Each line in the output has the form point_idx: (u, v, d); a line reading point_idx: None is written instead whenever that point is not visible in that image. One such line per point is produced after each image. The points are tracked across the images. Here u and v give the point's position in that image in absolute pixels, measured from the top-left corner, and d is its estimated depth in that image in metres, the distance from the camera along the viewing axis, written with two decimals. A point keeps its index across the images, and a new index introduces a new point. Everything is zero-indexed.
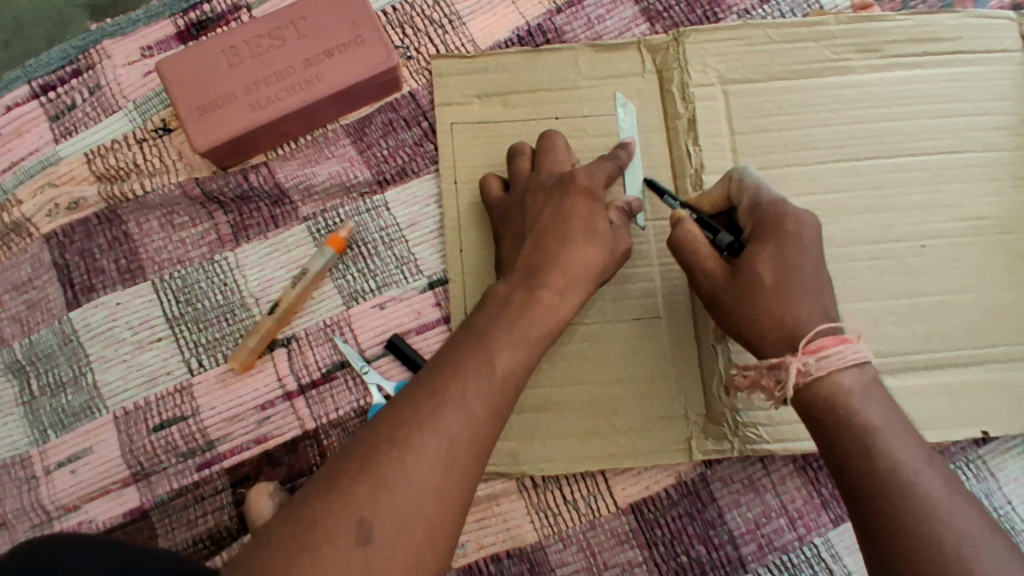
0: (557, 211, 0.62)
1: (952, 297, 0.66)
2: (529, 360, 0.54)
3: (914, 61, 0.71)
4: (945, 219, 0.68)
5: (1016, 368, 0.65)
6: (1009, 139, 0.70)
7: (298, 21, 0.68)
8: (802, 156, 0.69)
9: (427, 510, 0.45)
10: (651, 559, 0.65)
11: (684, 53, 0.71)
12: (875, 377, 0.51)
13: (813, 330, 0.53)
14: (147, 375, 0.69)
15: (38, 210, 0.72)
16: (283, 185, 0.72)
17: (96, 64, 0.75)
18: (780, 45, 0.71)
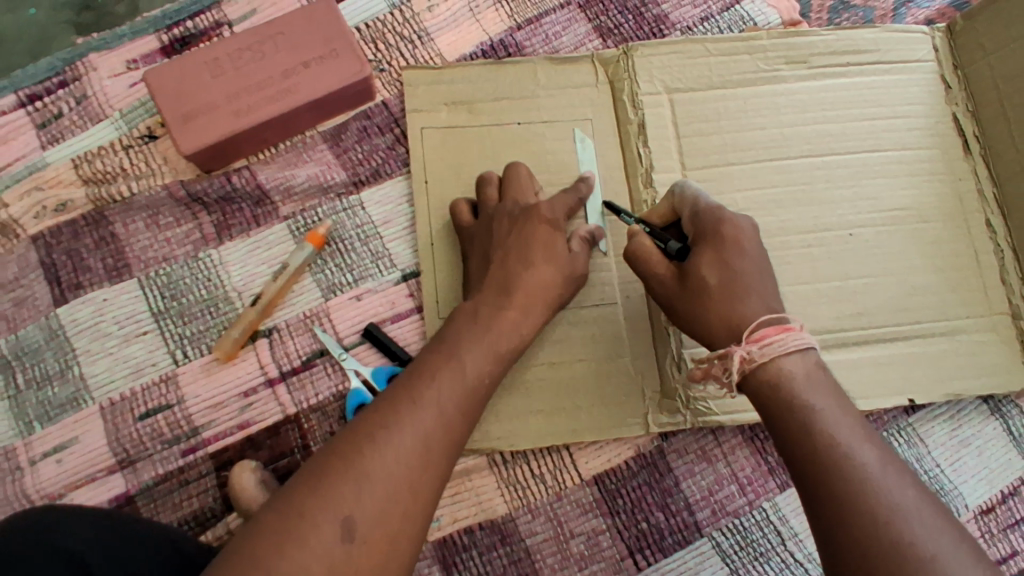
0: (520, 236, 0.68)
1: (876, 279, 0.74)
2: (493, 374, 0.60)
3: (837, 72, 0.79)
4: (868, 210, 0.76)
5: (934, 341, 0.73)
6: (922, 139, 0.79)
7: (276, 36, 0.73)
8: (741, 155, 0.77)
9: (406, 503, 0.48)
10: (613, 526, 0.70)
11: (633, 65, 0.79)
12: (817, 363, 0.54)
13: (756, 321, 0.56)
14: (132, 367, 0.72)
15: (26, 212, 0.76)
16: (265, 186, 0.77)
17: (82, 76, 0.79)
18: (718, 57, 0.79)
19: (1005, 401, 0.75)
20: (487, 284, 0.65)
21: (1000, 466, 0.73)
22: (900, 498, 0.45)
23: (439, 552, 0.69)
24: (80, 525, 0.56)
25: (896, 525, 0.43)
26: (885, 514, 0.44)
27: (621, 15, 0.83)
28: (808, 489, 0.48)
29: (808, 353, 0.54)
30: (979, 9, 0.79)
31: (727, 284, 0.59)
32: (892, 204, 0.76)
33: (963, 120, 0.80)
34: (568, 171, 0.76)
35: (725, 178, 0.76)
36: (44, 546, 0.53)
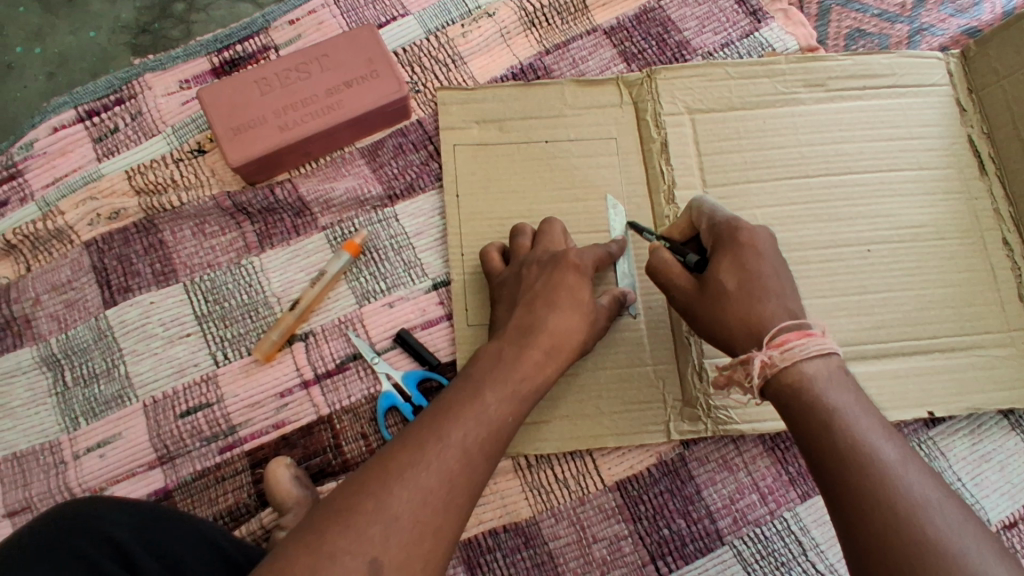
0: (549, 281, 0.68)
1: (894, 294, 0.76)
2: (517, 415, 0.60)
3: (854, 94, 0.82)
4: (886, 227, 0.78)
5: (953, 355, 0.74)
6: (938, 159, 0.81)
7: (321, 58, 0.78)
8: (761, 173, 0.79)
9: (427, 547, 0.49)
10: (636, 532, 0.72)
11: (656, 87, 0.82)
12: (839, 365, 0.55)
13: (778, 325, 0.58)
14: (175, 367, 0.76)
15: (80, 219, 0.80)
16: (306, 198, 0.81)
17: (138, 94, 0.85)
18: (738, 80, 0.82)
19: None
20: (511, 326, 0.66)
21: (1022, 482, 0.74)
22: (920, 493, 0.46)
23: (464, 553, 0.71)
24: (122, 514, 0.56)
25: (916, 520, 0.45)
26: (905, 510, 0.45)
27: (644, 41, 0.87)
28: (831, 490, 0.49)
29: (832, 356, 0.56)
30: (993, 35, 0.82)
31: (746, 289, 0.61)
32: (910, 221, 0.78)
33: (979, 142, 0.82)
34: (593, 188, 0.80)
35: (745, 196, 0.79)
36: (88, 533, 0.54)
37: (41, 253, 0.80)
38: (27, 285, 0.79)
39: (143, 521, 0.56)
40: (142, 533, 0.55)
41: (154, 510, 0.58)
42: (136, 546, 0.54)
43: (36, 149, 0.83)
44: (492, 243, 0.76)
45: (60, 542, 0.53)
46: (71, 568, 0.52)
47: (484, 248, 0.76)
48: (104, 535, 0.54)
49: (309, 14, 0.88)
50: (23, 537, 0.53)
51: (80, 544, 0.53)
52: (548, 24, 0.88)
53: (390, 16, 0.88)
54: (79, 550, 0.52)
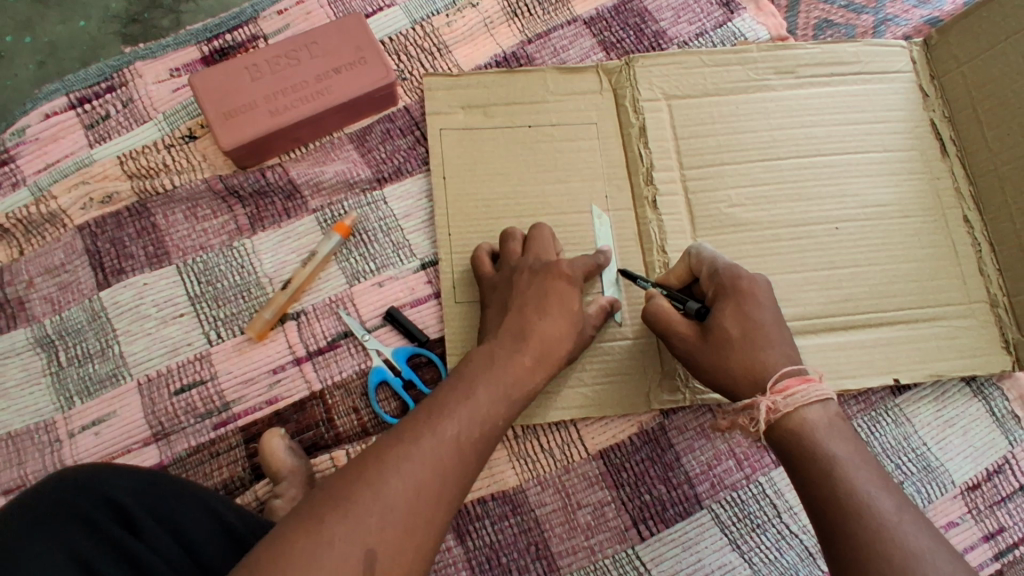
0: (539, 288, 0.69)
1: (860, 268, 0.80)
2: (507, 415, 0.61)
3: (822, 81, 0.86)
4: (852, 206, 0.82)
5: (917, 326, 0.79)
6: (902, 142, 0.85)
7: (310, 45, 0.80)
8: (735, 155, 0.83)
9: (419, 538, 0.49)
10: (619, 498, 0.75)
11: (635, 75, 0.86)
12: (836, 414, 0.57)
13: (779, 372, 0.60)
14: (170, 346, 0.77)
15: (74, 203, 0.82)
16: (296, 181, 0.83)
17: (128, 82, 0.87)
18: (712, 68, 0.86)
19: (988, 383, 0.80)
20: (503, 330, 0.67)
21: (983, 445, 0.78)
22: (912, 541, 0.47)
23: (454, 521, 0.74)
24: (126, 480, 0.58)
25: (909, 569, 0.46)
26: (899, 559, 0.46)
27: (622, 30, 0.91)
28: (825, 530, 0.51)
29: (829, 403, 0.58)
30: (953, 24, 0.86)
31: (749, 339, 0.62)
32: (875, 200, 0.82)
33: (941, 124, 0.86)
34: (574, 171, 0.83)
35: (720, 177, 0.82)
36: (91, 497, 0.56)
37: (34, 237, 0.82)
38: (20, 269, 0.80)
39: (141, 486, 0.59)
40: (141, 497, 0.58)
41: (153, 476, 0.60)
42: (137, 508, 0.57)
43: (28, 135, 0.84)
44: (481, 246, 0.78)
45: (62, 503, 0.55)
46: (74, 531, 0.54)
47: (474, 252, 0.78)
48: (106, 497, 0.56)
49: (297, 4, 0.90)
50: (29, 500, 0.56)
51: (83, 508, 0.55)
52: (531, 15, 0.91)
53: (377, 6, 0.90)
54: (83, 514, 0.55)
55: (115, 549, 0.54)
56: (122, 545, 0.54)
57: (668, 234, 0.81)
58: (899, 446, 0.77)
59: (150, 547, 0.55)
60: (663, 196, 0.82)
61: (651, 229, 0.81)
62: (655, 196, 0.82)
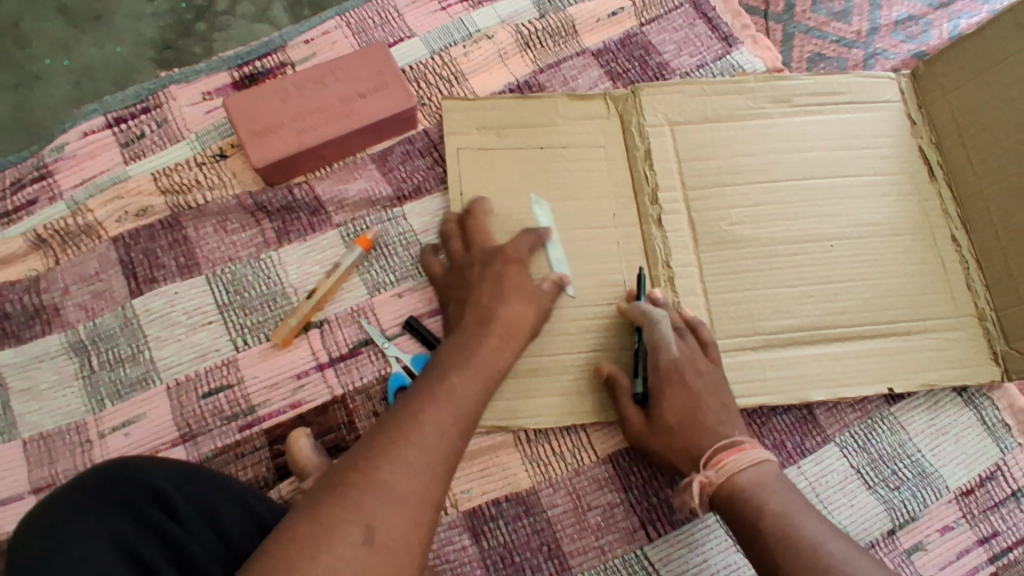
0: (490, 275, 0.76)
1: (856, 284, 0.85)
2: (481, 397, 0.65)
3: (815, 109, 0.92)
4: (847, 224, 0.87)
5: (910, 338, 0.83)
6: (892, 166, 0.91)
7: (337, 71, 0.86)
8: (735, 178, 0.88)
9: (416, 514, 0.52)
10: (627, 500, 0.78)
11: (641, 103, 0.91)
12: (769, 473, 0.67)
13: (711, 447, 0.70)
14: (198, 352, 0.81)
15: (109, 216, 0.86)
16: (321, 198, 0.87)
17: (163, 104, 0.92)
18: (712, 96, 0.92)
19: (979, 393, 0.84)
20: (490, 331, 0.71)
21: (976, 453, 0.82)
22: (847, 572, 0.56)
23: (469, 522, 0.76)
24: (166, 469, 0.62)
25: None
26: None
27: (628, 62, 0.97)
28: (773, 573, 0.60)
29: (764, 464, 0.68)
30: (939, 58, 0.92)
31: (686, 423, 0.73)
32: (868, 220, 0.88)
33: (928, 149, 0.92)
34: (582, 189, 0.88)
35: (721, 198, 0.88)
36: (134, 484, 0.59)
37: (70, 247, 0.86)
38: (56, 277, 0.84)
39: (181, 477, 0.62)
40: (182, 487, 0.61)
41: (190, 469, 0.64)
42: (177, 496, 0.60)
43: (67, 152, 0.90)
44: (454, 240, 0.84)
45: (106, 491, 0.59)
46: (118, 515, 0.57)
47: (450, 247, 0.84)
48: (148, 485, 0.59)
49: (323, 34, 0.97)
50: (76, 486, 0.59)
51: (127, 495, 0.59)
52: (542, 46, 0.97)
53: (398, 37, 0.97)
54: (128, 501, 0.58)
55: (156, 534, 0.57)
56: (165, 530, 0.57)
57: (672, 249, 0.86)
58: (894, 453, 0.81)
59: (187, 531, 0.58)
60: (667, 215, 0.87)
61: (656, 245, 0.86)
62: (660, 214, 0.87)
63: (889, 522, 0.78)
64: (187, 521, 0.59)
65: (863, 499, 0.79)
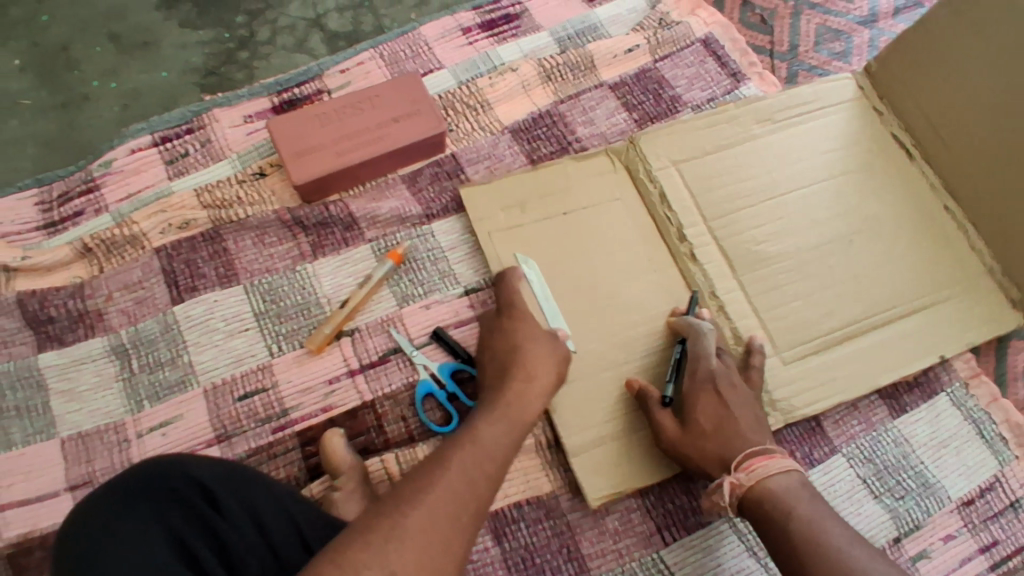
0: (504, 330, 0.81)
1: (872, 294, 0.90)
2: (511, 438, 0.69)
3: (795, 130, 0.98)
4: (864, 248, 0.92)
5: (914, 323, 0.89)
6: (892, 177, 0.97)
7: (373, 98, 0.92)
8: (742, 199, 0.94)
9: (442, 532, 0.55)
10: (643, 505, 0.81)
11: (642, 151, 0.96)
12: (799, 481, 0.70)
13: (745, 451, 0.74)
14: (235, 357, 0.85)
15: (153, 228, 0.91)
16: (355, 215, 0.93)
17: (206, 125, 0.98)
18: (703, 129, 0.97)
19: (976, 408, 0.88)
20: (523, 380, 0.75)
21: (976, 465, 0.86)
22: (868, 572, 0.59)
23: (492, 524, 0.79)
24: (212, 466, 0.61)
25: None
26: None
27: (643, 95, 1.03)
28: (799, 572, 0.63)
29: (793, 472, 0.71)
30: (887, 54, 0.98)
31: (719, 432, 0.76)
32: (860, 224, 0.93)
33: (903, 135, 0.99)
34: (607, 233, 0.92)
35: (724, 211, 0.93)
36: (183, 478, 0.60)
37: (114, 256, 0.90)
38: (100, 284, 0.89)
39: (226, 475, 0.61)
40: (228, 484, 0.61)
41: (232, 465, 0.63)
42: (224, 493, 0.60)
43: (114, 167, 0.95)
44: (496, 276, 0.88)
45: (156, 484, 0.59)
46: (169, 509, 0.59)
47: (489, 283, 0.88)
48: (197, 481, 0.60)
49: (358, 65, 1.03)
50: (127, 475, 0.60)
51: (177, 488, 0.59)
52: (563, 79, 1.04)
53: (428, 69, 1.04)
54: (178, 494, 0.59)
55: (203, 528, 0.59)
56: (210, 521, 0.59)
57: (714, 280, 0.90)
58: (898, 464, 0.85)
59: (231, 528, 0.59)
60: (699, 248, 0.91)
61: (697, 280, 0.90)
62: (691, 249, 0.91)
63: (895, 530, 0.81)
64: (230, 513, 0.60)
65: (869, 508, 0.82)
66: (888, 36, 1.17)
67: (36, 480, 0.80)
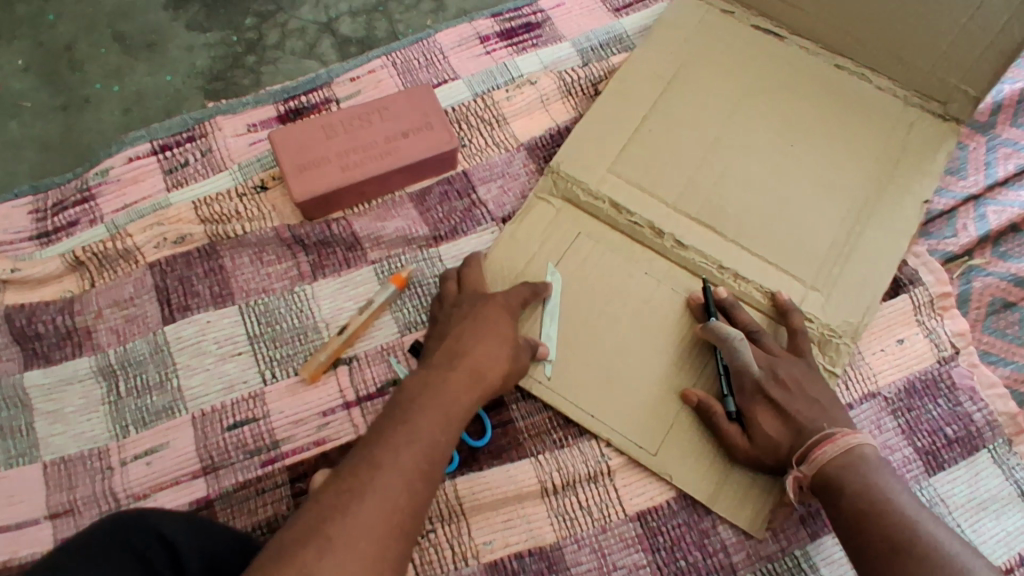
0: (474, 314, 0.73)
1: (847, 225, 0.86)
2: (452, 438, 0.64)
3: (635, 106, 0.91)
4: (836, 199, 0.87)
5: (889, 234, 0.86)
6: (831, 107, 0.91)
7: (383, 110, 0.87)
8: (671, 159, 0.89)
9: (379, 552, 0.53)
10: (654, 562, 0.75)
11: (567, 175, 0.88)
12: (865, 456, 0.68)
13: (806, 442, 0.71)
14: (226, 382, 0.80)
15: (148, 242, 0.87)
16: (358, 234, 0.88)
17: (208, 133, 0.94)
18: (590, 111, 0.91)
19: (1017, 465, 0.82)
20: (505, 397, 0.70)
21: (1018, 531, 0.79)
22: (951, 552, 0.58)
23: (490, 574, 0.74)
24: (177, 521, 0.59)
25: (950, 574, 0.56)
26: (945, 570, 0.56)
27: None
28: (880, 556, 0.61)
29: (858, 448, 0.68)
30: None
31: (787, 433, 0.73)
32: (819, 154, 0.89)
33: (759, 21, 0.96)
34: (582, 270, 0.84)
35: (668, 179, 0.88)
36: (145, 536, 0.57)
37: (106, 270, 0.86)
38: (90, 299, 0.84)
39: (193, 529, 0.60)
40: (195, 541, 0.59)
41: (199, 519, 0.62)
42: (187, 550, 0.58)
43: (111, 176, 0.91)
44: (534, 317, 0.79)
45: (118, 541, 0.56)
46: (126, 569, 0.55)
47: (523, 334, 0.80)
48: (161, 537, 0.57)
49: (369, 73, 0.98)
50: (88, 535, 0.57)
51: (138, 546, 0.56)
52: (584, 94, 0.98)
53: (442, 79, 0.98)
54: (139, 553, 0.56)
55: None
56: None
57: (710, 253, 0.85)
58: None
59: None
60: (679, 233, 0.85)
61: (697, 263, 0.84)
62: (675, 237, 0.85)
63: None
64: None
65: None
66: None
67: (15, 508, 0.76)
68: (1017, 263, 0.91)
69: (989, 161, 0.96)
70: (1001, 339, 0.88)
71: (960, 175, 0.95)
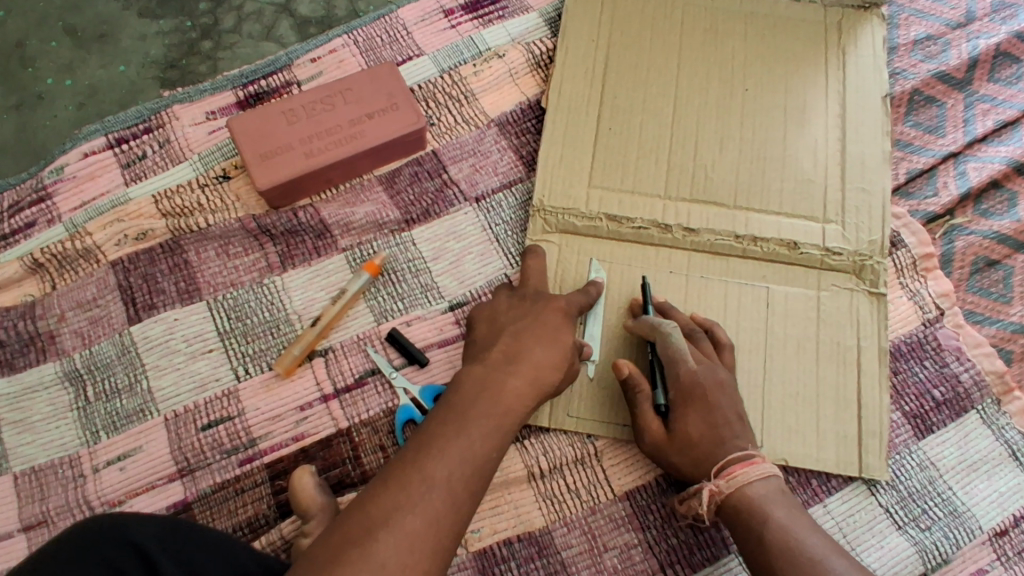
0: (534, 316, 0.70)
1: (837, 167, 0.86)
2: (500, 449, 0.62)
3: (591, 109, 0.88)
4: (824, 149, 0.87)
5: (872, 166, 0.87)
6: (790, 66, 0.91)
7: (345, 91, 0.83)
8: (650, 142, 0.87)
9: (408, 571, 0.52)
10: (645, 541, 0.74)
11: (552, 207, 0.83)
12: (778, 487, 0.67)
13: (726, 458, 0.68)
14: (198, 381, 0.78)
15: (108, 240, 0.83)
16: (327, 221, 0.85)
17: (165, 124, 0.90)
18: (551, 126, 0.87)
19: (1007, 425, 0.81)
20: (496, 352, 0.67)
21: (1009, 491, 0.78)
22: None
23: (479, 563, 0.73)
24: (149, 526, 0.56)
25: None
26: None
27: None
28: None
29: (772, 479, 0.67)
30: None
31: None
32: (768, 87, 0.90)
33: None
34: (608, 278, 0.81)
35: (647, 173, 0.86)
36: (115, 542, 0.53)
37: (67, 272, 0.83)
38: (53, 303, 0.81)
39: (167, 531, 0.56)
40: (167, 545, 0.55)
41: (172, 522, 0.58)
42: (161, 553, 0.54)
43: (66, 174, 0.87)
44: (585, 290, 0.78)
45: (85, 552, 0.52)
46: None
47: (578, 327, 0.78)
48: (132, 542, 0.53)
49: (330, 52, 0.94)
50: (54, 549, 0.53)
51: (108, 554, 0.52)
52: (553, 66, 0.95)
53: (406, 56, 0.95)
54: (109, 560, 0.52)
55: None
56: None
57: (717, 227, 0.84)
58: (925, 490, 0.78)
59: None
60: (680, 219, 0.84)
61: (715, 242, 0.83)
62: (682, 226, 0.83)
63: (921, 565, 0.74)
64: None
65: (892, 540, 0.75)
66: (907, 15, 1.00)
67: None
68: (999, 221, 0.90)
69: (968, 118, 0.95)
70: (986, 297, 0.87)
71: (939, 134, 0.94)
